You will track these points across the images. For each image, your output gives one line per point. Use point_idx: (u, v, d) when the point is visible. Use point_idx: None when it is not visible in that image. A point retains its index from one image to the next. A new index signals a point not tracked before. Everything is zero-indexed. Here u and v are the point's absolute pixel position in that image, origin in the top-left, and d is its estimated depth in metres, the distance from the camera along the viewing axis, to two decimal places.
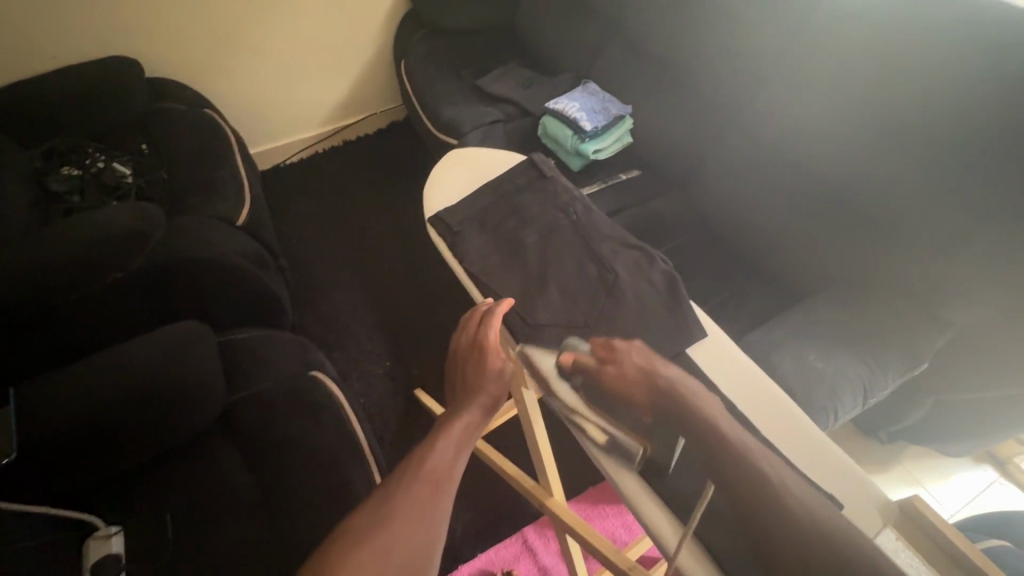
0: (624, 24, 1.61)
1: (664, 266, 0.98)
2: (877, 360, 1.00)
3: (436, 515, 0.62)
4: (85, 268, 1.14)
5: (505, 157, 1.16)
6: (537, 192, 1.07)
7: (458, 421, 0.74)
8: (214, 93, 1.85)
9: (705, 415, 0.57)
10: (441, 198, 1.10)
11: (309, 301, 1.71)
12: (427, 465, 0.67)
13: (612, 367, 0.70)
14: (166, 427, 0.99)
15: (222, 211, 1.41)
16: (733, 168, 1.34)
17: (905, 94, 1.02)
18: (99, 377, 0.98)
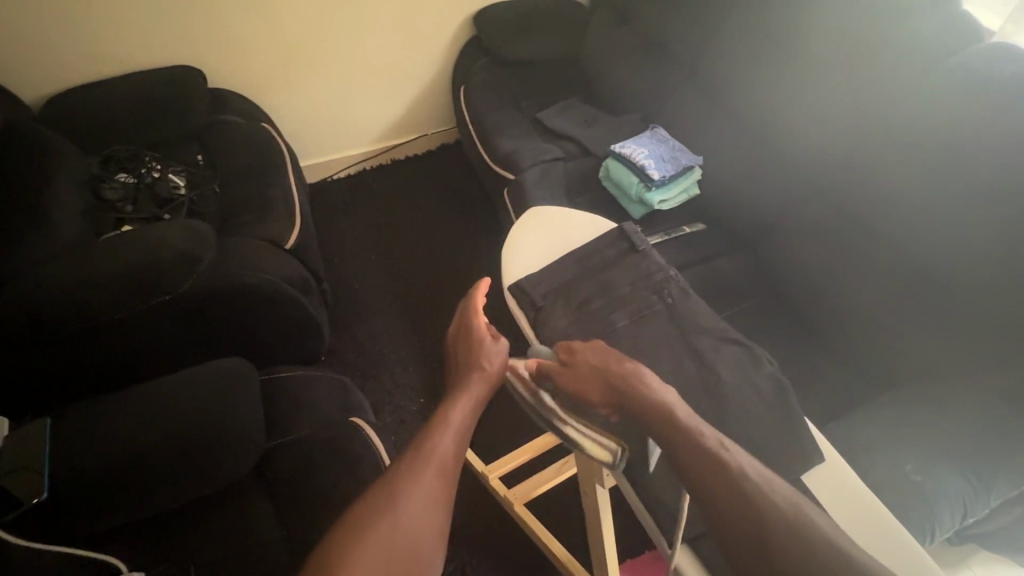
0: (698, 70, 1.55)
1: (771, 369, 0.91)
2: (981, 476, 0.92)
3: (441, 496, 0.75)
4: (132, 289, 1.11)
5: (591, 223, 1.10)
6: (627, 270, 1.01)
7: (455, 408, 0.85)
8: (272, 104, 1.84)
9: (670, 419, 0.74)
10: (521, 263, 1.05)
11: (346, 326, 1.67)
12: (428, 453, 0.78)
13: (569, 367, 0.86)
14: (199, 471, 0.94)
15: (273, 233, 1.38)
16: (811, 233, 1.26)
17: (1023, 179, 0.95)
18: (141, 410, 0.97)
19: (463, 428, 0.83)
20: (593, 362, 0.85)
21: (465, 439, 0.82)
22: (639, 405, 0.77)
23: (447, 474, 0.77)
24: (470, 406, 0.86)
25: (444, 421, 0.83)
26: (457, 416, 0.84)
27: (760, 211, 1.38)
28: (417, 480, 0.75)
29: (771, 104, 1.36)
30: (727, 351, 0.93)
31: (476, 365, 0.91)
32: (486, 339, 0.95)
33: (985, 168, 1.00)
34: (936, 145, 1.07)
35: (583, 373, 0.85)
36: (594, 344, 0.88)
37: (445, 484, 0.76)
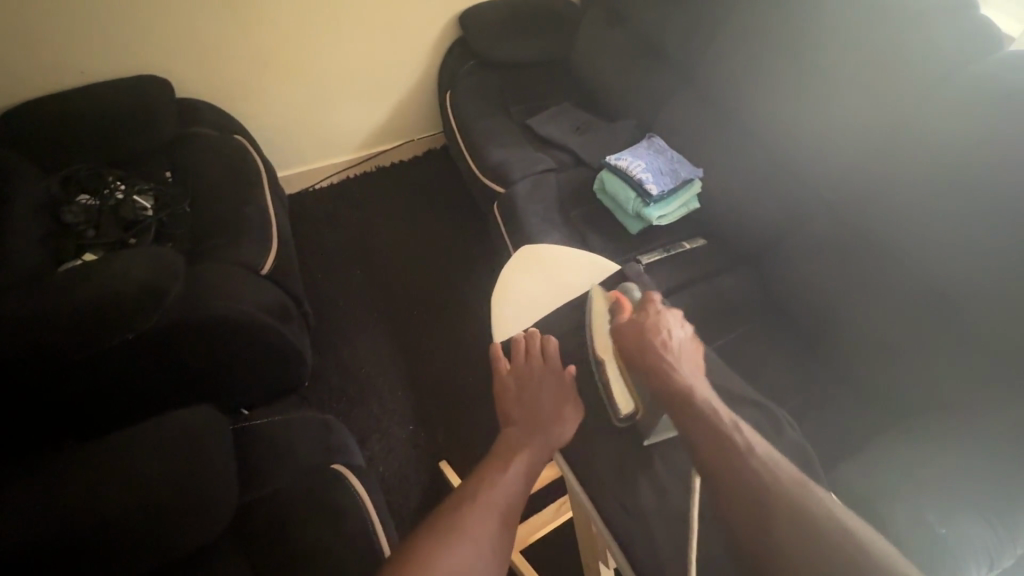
0: (697, 75, 1.47)
1: (792, 435, 0.96)
2: (1008, 525, 0.86)
3: (497, 549, 0.70)
4: (90, 330, 1.01)
5: (590, 263, 1.16)
6: None
7: (515, 458, 0.81)
8: (246, 113, 1.73)
9: (690, 396, 0.75)
10: (521, 312, 1.10)
11: (330, 347, 1.59)
12: (489, 499, 0.75)
13: (630, 324, 0.88)
14: (167, 535, 0.86)
15: (246, 257, 1.29)
16: (819, 251, 1.20)
17: None
18: (111, 469, 0.89)
19: (523, 480, 0.79)
20: (648, 325, 0.86)
21: (523, 493, 0.79)
22: (666, 376, 0.79)
23: (510, 520, 0.74)
24: (530, 461, 0.82)
25: (508, 461, 0.81)
26: (517, 466, 0.80)
27: (763, 228, 1.32)
28: (480, 523, 0.71)
29: (775, 113, 1.28)
30: (747, 414, 0.97)
31: (540, 403, 0.90)
32: (541, 391, 0.91)
33: (1010, 186, 0.93)
34: (955, 163, 1.00)
35: (634, 334, 0.86)
36: (667, 316, 0.88)
37: (503, 536, 0.72)
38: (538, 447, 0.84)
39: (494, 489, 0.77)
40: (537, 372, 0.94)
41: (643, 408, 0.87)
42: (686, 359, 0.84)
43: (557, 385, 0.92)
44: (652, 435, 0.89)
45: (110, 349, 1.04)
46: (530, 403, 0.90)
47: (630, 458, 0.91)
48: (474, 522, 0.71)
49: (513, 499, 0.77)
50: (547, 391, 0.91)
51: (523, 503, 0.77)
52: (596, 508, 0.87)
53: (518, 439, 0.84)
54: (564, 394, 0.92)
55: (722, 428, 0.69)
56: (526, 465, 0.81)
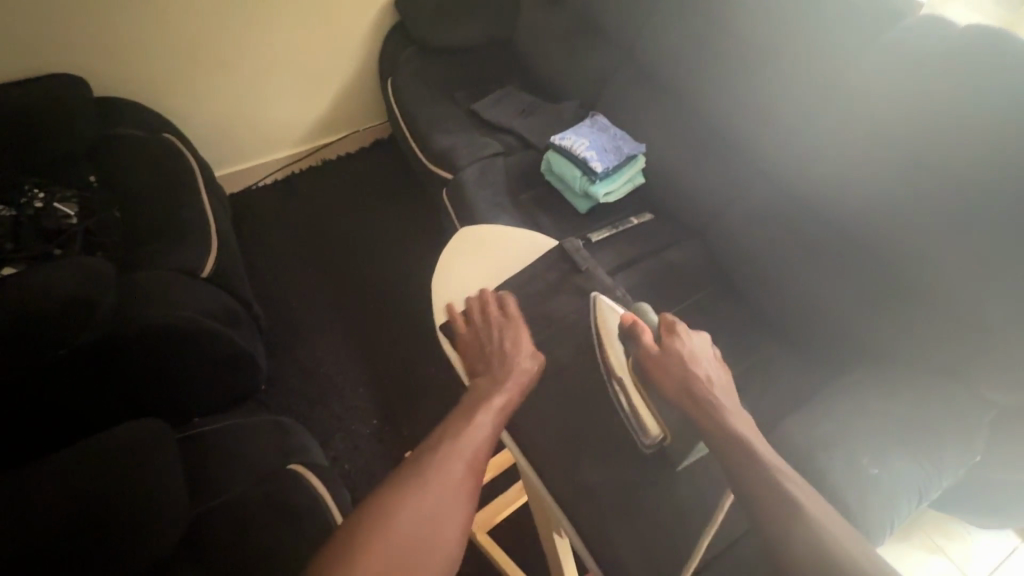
0: (635, 52, 1.48)
1: None
2: (934, 461, 0.94)
3: (463, 492, 0.73)
4: (25, 333, 0.97)
5: (533, 243, 1.16)
6: (569, 293, 1.07)
7: (485, 404, 0.84)
8: (177, 111, 1.64)
9: (739, 435, 0.75)
10: (464, 295, 1.09)
11: (286, 349, 1.55)
12: (458, 442, 0.78)
13: (658, 351, 0.87)
14: (127, 522, 0.85)
15: (186, 261, 1.23)
16: (759, 218, 1.26)
17: (973, 149, 0.93)
18: (53, 485, 0.85)
19: (493, 425, 0.82)
20: (682, 352, 0.86)
21: (494, 436, 0.81)
22: (713, 413, 0.79)
23: (478, 463, 0.77)
24: (501, 407, 0.84)
25: (479, 410, 0.83)
26: (485, 412, 0.83)
27: (707, 199, 1.36)
28: (446, 468, 0.74)
29: (712, 85, 1.31)
30: None
31: (501, 356, 0.92)
32: (507, 338, 0.94)
33: (926, 146, 0.99)
34: (877, 127, 1.05)
35: (669, 362, 0.85)
36: (694, 341, 0.89)
37: (469, 478, 0.75)
38: (509, 395, 0.86)
39: (463, 436, 0.79)
40: (498, 319, 0.97)
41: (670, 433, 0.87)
42: (722, 388, 0.85)
43: (515, 338, 0.95)
44: (682, 459, 0.88)
45: (44, 363, 0.99)
46: (498, 356, 0.92)
47: (578, 432, 0.93)
48: (443, 463, 0.75)
49: (483, 445, 0.80)
50: (507, 344, 0.94)
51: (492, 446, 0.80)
52: (546, 488, 0.89)
53: (489, 390, 0.86)
54: (524, 344, 0.94)
55: (771, 475, 0.70)
56: (495, 412, 0.84)
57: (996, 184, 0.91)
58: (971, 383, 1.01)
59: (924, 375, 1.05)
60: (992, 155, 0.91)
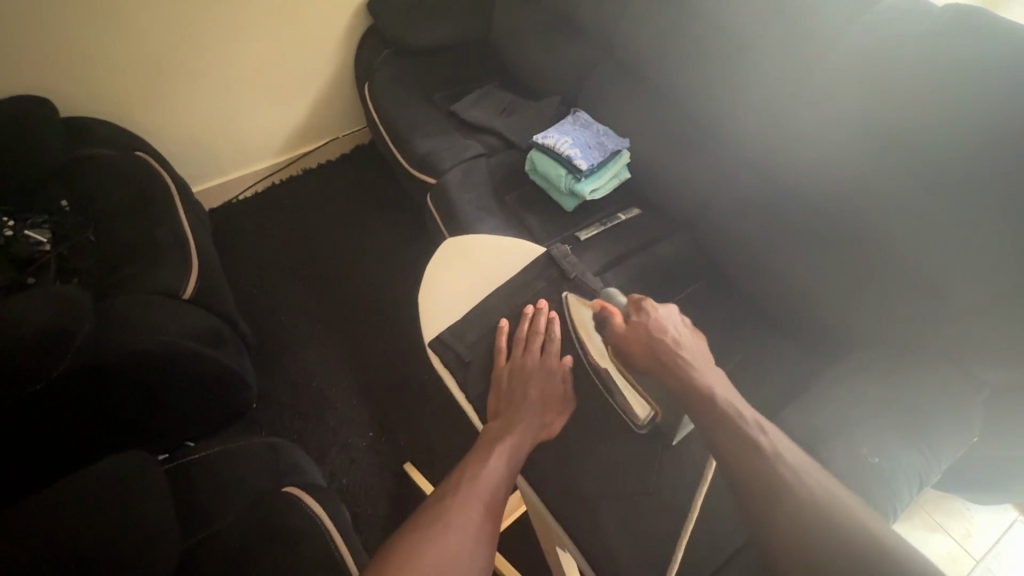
0: (614, 46, 1.46)
1: None
2: (933, 444, 0.94)
3: (484, 535, 0.72)
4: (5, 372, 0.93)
5: (519, 248, 1.14)
6: (559, 298, 1.05)
7: (501, 444, 0.84)
8: (149, 127, 1.60)
9: (713, 401, 0.76)
10: (451, 305, 1.08)
11: (276, 365, 1.52)
12: (477, 483, 0.78)
13: (628, 327, 0.91)
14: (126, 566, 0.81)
15: (166, 283, 1.20)
16: (747, 207, 1.25)
17: (957, 129, 0.92)
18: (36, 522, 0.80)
19: (509, 468, 0.82)
20: (650, 324, 0.90)
21: (509, 479, 0.82)
22: (680, 376, 0.82)
23: (496, 506, 0.77)
24: (515, 448, 0.85)
25: (491, 452, 0.83)
26: (501, 454, 0.83)
27: (694, 191, 1.35)
28: (467, 510, 0.73)
29: (692, 75, 1.30)
30: None
31: (529, 394, 0.91)
32: (524, 374, 0.93)
33: (909, 129, 0.98)
34: (861, 110, 1.04)
35: (639, 334, 0.89)
36: (663, 313, 0.92)
37: (489, 521, 0.74)
38: (523, 436, 0.86)
39: (481, 478, 0.79)
40: (517, 355, 0.96)
41: (659, 406, 0.90)
42: (699, 355, 0.87)
43: (549, 377, 0.93)
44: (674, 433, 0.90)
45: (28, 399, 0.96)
46: (516, 394, 0.91)
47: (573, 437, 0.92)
48: (464, 506, 0.74)
49: (498, 488, 0.79)
50: (540, 382, 0.92)
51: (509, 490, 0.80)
52: (542, 501, 0.89)
53: (500, 431, 0.86)
54: (557, 387, 0.93)
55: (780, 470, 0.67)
56: (510, 453, 0.84)
57: (980, 161, 0.90)
58: (964, 363, 1.01)
59: (917, 358, 1.05)
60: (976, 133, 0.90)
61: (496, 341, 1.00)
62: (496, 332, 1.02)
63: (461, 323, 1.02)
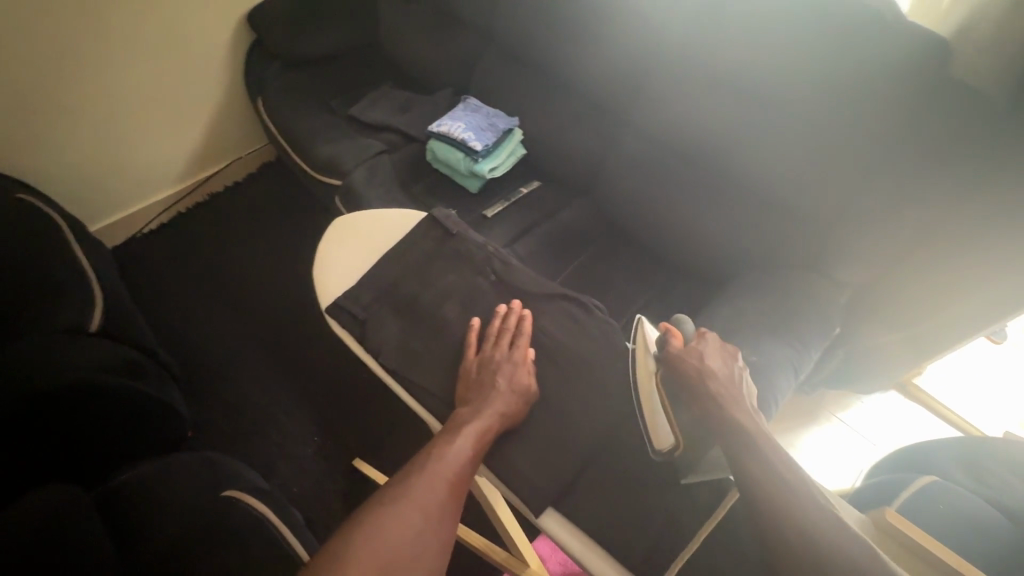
0: (493, 34, 1.55)
1: (597, 314, 1.03)
2: (802, 339, 1.09)
3: (448, 510, 0.76)
4: None
5: (403, 216, 1.15)
6: (447, 258, 1.08)
7: (472, 426, 0.85)
8: (28, 172, 1.52)
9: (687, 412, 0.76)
10: (341, 279, 1.07)
11: (207, 391, 1.49)
12: (444, 461, 0.80)
13: (683, 350, 0.85)
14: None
15: (69, 320, 1.16)
16: (634, 166, 1.37)
17: (785, 69, 1.07)
18: None
19: (476, 449, 0.84)
20: (702, 354, 0.83)
21: (476, 458, 0.83)
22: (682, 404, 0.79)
23: (460, 486, 0.79)
24: (485, 431, 0.85)
25: (459, 433, 0.84)
26: (470, 435, 0.84)
27: (585, 158, 1.46)
28: (431, 487, 0.76)
29: (566, 54, 1.40)
30: (559, 307, 1.03)
31: (497, 383, 0.90)
32: (494, 361, 0.93)
33: (749, 75, 1.12)
34: (708, 65, 1.17)
35: (688, 358, 0.83)
36: (727, 347, 0.87)
37: (453, 496, 0.78)
38: (491, 422, 0.86)
39: (448, 457, 0.81)
40: (492, 346, 0.95)
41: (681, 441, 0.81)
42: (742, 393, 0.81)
43: (516, 368, 0.93)
44: (688, 474, 0.85)
45: None
46: (488, 384, 0.90)
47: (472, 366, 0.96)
48: (428, 481, 0.77)
49: (464, 467, 0.81)
50: (506, 373, 0.91)
51: (474, 469, 0.82)
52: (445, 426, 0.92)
53: (470, 416, 0.86)
54: (524, 380, 0.92)
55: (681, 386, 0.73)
56: (479, 436, 0.84)
57: (808, 95, 1.07)
58: (820, 269, 1.20)
59: (786, 273, 1.21)
60: (802, 69, 1.05)
61: (397, 303, 1.03)
62: (393, 293, 1.04)
63: (357, 290, 1.03)
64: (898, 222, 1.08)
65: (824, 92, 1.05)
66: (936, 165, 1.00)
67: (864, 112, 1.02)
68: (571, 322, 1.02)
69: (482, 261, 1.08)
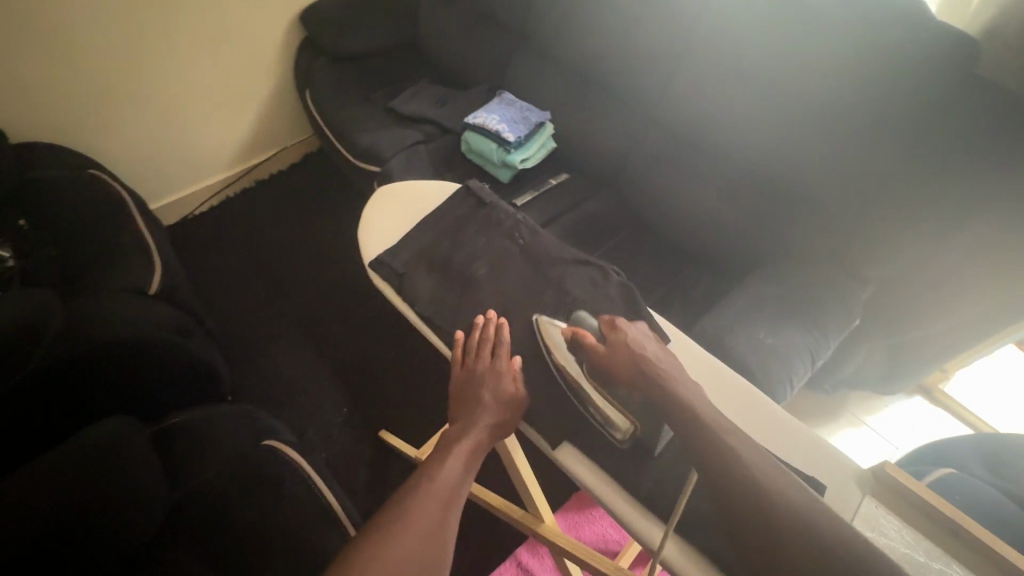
0: (528, 33, 1.62)
1: (619, 279, 1.04)
2: (819, 326, 1.10)
3: (445, 534, 0.67)
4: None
5: (438, 187, 1.22)
6: (479, 223, 1.12)
7: (462, 443, 0.78)
8: (100, 152, 1.66)
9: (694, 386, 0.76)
10: (379, 242, 1.13)
11: (247, 360, 1.59)
12: (435, 483, 0.72)
13: (601, 348, 0.85)
14: (126, 519, 0.91)
15: (132, 282, 1.27)
16: (660, 160, 1.42)
17: (812, 65, 1.10)
18: (54, 472, 0.87)
19: (467, 469, 0.76)
20: (624, 346, 0.83)
21: (469, 478, 0.76)
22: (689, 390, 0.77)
23: (455, 508, 0.71)
24: (475, 450, 0.79)
25: (449, 453, 0.77)
26: (461, 453, 0.77)
27: (613, 152, 1.52)
28: (423, 511, 0.68)
29: (597, 53, 1.46)
30: (581, 271, 1.04)
31: (484, 397, 0.84)
32: (479, 376, 0.87)
33: (775, 71, 1.16)
34: (734, 59, 1.21)
35: (617, 353, 0.83)
36: (634, 327, 0.87)
37: (449, 517, 0.69)
38: (481, 438, 0.80)
39: (439, 479, 0.73)
40: (476, 359, 0.89)
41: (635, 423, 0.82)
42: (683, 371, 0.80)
43: (502, 379, 0.87)
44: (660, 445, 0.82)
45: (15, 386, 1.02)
46: (475, 400, 0.84)
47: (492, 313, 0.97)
48: (421, 505, 0.68)
49: (458, 488, 0.73)
50: (491, 386, 0.86)
51: (467, 490, 0.74)
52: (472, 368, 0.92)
53: (459, 435, 0.79)
54: (512, 390, 0.86)
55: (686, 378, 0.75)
56: (469, 454, 0.78)
57: (835, 89, 1.09)
58: (843, 263, 1.21)
59: (810, 266, 1.22)
60: (829, 62, 1.08)
61: (426, 264, 1.07)
62: (423, 258, 1.07)
63: (397, 248, 1.09)
64: (923, 216, 1.09)
65: (849, 87, 1.07)
66: (958, 164, 1.02)
67: (891, 101, 1.03)
68: (594, 286, 1.03)
69: (509, 228, 1.11)
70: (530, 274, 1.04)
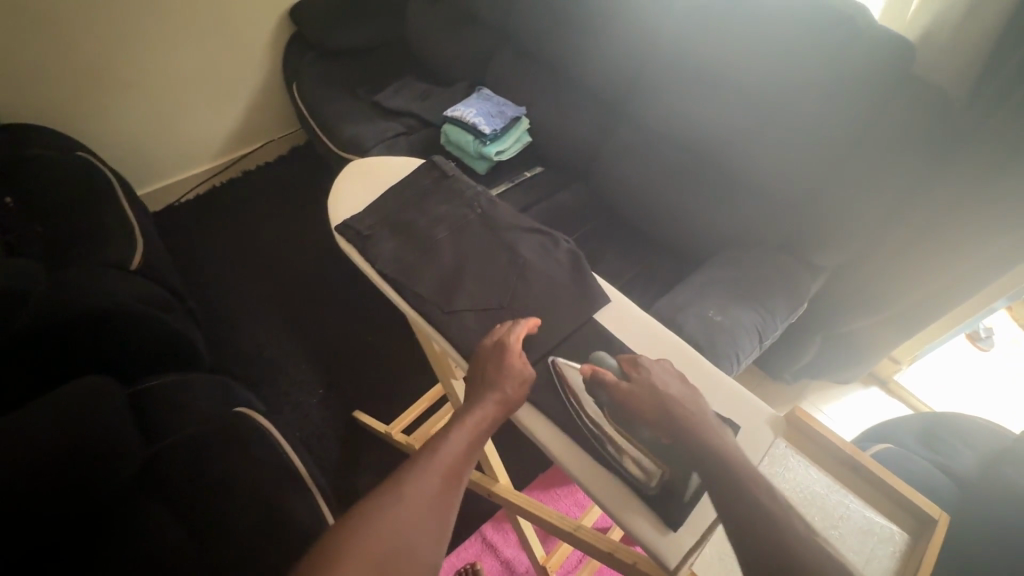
0: (507, 32, 1.69)
1: (567, 245, 1.09)
2: (769, 307, 1.17)
3: (443, 510, 0.63)
4: None
5: (408, 163, 1.29)
6: (442, 194, 1.18)
7: (472, 416, 0.73)
8: (87, 135, 1.70)
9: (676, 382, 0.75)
10: (346, 209, 1.19)
11: (225, 340, 1.63)
12: (440, 454, 0.67)
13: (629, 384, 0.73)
14: (103, 469, 0.95)
15: (114, 256, 1.31)
16: (629, 154, 1.49)
17: (762, 60, 1.16)
18: (35, 422, 0.93)
19: (475, 444, 0.71)
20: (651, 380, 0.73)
21: (475, 454, 0.70)
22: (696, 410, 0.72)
23: (457, 482, 0.66)
24: (486, 426, 0.73)
25: (457, 425, 0.71)
26: (470, 429, 0.71)
27: (585, 147, 1.58)
28: (422, 481, 0.64)
29: (570, 51, 1.53)
30: (532, 238, 1.09)
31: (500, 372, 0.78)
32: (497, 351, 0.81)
33: (728, 66, 1.22)
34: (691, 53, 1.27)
35: (638, 389, 0.72)
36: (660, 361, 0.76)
37: (450, 492, 0.65)
38: (491, 414, 0.74)
39: (443, 450, 0.68)
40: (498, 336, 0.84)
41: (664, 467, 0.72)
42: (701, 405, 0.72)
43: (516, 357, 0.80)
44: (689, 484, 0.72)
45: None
46: (491, 373, 0.78)
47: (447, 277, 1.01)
48: (420, 475, 0.65)
49: (462, 462, 0.68)
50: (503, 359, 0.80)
51: (472, 466, 0.69)
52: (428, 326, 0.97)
53: (468, 409, 0.74)
54: (520, 369, 0.79)
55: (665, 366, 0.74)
56: (476, 430, 0.72)
57: (783, 82, 1.15)
58: (796, 252, 1.28)
59: (765, 254, 1.29)
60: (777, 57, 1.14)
61: (391, 235, 1.11)
62: (388, 228, 1.12)
63: (362, 217, 1.14)
64: (868, 208, 1.15)
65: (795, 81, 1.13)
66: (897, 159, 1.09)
67: (837, 92, 1.08)
68: (546, 250, 1.08)
69: (472, 198, 1.17)
70: (486, 239, 1.09)
